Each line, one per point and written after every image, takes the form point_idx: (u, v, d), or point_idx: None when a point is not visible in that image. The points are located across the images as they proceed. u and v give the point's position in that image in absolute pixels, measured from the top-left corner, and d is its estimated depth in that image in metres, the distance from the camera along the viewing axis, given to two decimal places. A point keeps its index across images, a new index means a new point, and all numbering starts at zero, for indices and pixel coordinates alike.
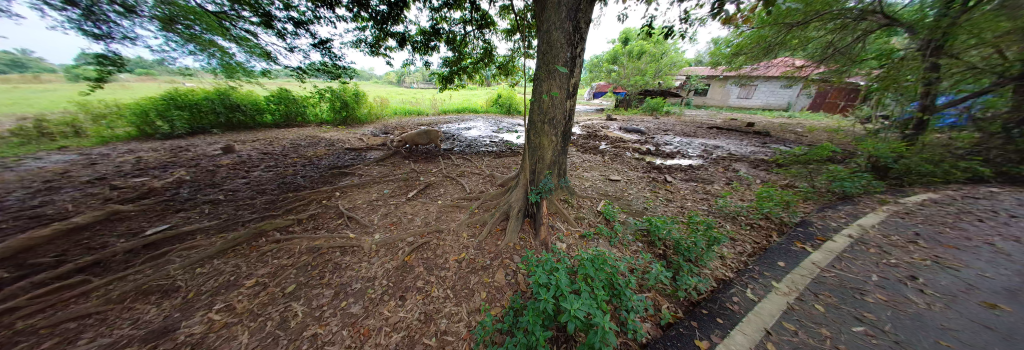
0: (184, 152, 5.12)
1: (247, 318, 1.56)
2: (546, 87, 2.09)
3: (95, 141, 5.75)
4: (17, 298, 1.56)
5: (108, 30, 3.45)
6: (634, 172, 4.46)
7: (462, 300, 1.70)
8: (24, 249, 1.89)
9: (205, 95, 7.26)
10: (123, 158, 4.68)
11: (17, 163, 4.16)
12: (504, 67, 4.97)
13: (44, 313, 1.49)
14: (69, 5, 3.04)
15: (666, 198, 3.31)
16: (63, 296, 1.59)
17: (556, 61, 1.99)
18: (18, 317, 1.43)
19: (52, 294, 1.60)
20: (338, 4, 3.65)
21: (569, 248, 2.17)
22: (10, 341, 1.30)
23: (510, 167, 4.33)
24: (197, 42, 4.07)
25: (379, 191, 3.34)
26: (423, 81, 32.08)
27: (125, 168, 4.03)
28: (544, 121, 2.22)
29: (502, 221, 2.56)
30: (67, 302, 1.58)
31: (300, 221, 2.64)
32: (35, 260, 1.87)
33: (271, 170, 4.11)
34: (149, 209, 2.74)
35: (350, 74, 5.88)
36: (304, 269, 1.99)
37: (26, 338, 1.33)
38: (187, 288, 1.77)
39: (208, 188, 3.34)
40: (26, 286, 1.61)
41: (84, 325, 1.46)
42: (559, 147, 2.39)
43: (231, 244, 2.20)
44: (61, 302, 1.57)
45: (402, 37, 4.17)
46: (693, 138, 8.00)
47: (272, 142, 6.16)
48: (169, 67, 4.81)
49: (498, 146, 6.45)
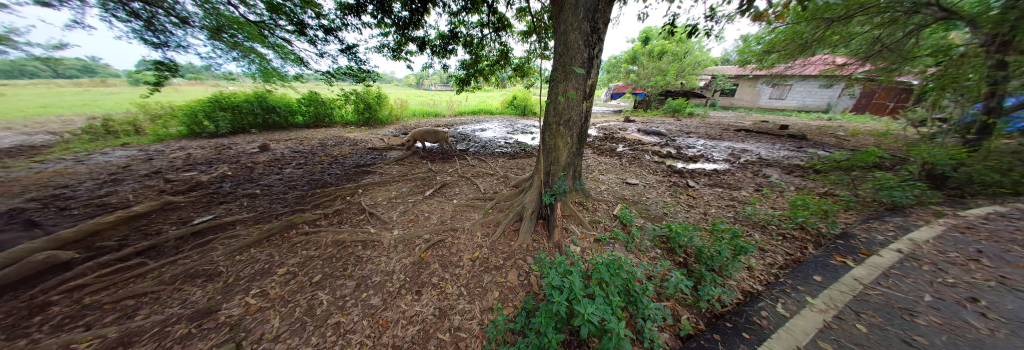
0: (227, 149, 5.63)
1: (279, 303, 1.68)
2: (562, 88, 2.08)
3: (151, 139, 6.48)
4: (85, 277, 1.80)
5: (166, 40, 3.88)
6: (653, 175, 4.31)
7: (475, 298, 1.73)
8: (93, 233, 2.18)
9: (246, 97, 7.89)
10: (175, 154, 5.22)
11: (90, 157, 4.77)
12: (520, 68, 5.04)
13: (107, 290, 1.71)
14: (133, 17, 3.47)
15: (688, 203, 3.16)
16: (124, 276, 1.81)
17: (573, 63, 1.98)
18: (86, 293, 1.66)
19: (113, 274, 1.83)
20: (363, 11, 3.83)
21: (582, 252, 2.14)
22: (81, 313, 1.51)
23: (525, 168, 4.35)
24: (238, 50, 4.45)
25: (397, 190, 3.47)
26: (441, 84, 32.93)
27: (177, 164, 4.51)
28: (559, 122, 2.21)
29: (515, 222, 2.57)
30: (127, 281, 1.80)
31: (326, 216, 2.80)
32: (100, 243, 2.15)
33: (301, 167, 4.41)
34: (196, 200, 3.04)
35: (374, 77, 6.14)
36: (329, 261, 2.11)
37: (92, 312, 1.52)
38: (227, 274, 1.94)
39: (246, 182, 3.65)
40: (93, 266, 1.86)
41: (140, 302, 1.65)
42: (575, 148, 2.36)
43: (267, 234, 2.39)
44: (123, 281, 1.79)
45: (422, 41, 4.30)
46: (718, 141, 7.59)
47: (302, 141, 6.59)
48: (215, 72, 5.29)
49: (513, 147, 6.52)
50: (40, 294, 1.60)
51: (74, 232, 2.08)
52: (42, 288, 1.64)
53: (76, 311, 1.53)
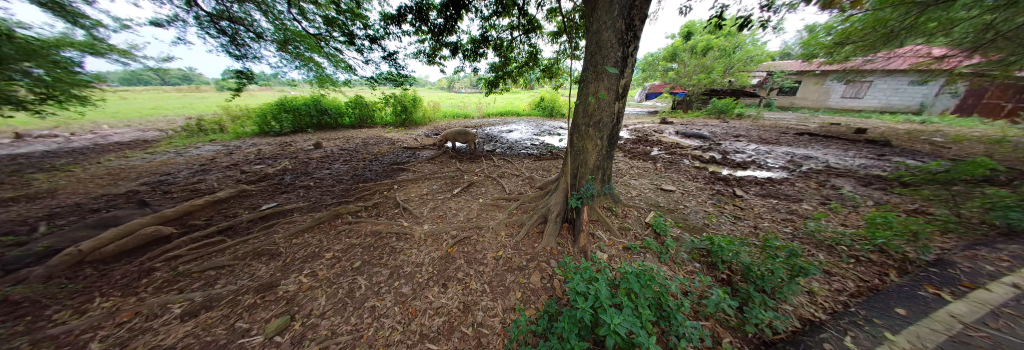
0: (288, 146, 6.49)
1: (325, 284, 1.89)
2: (593, 88, 2.03)
3: (232, 136, 7.73)
4: (178, 249, 2.24)
5: (246, 52, 4.60)
6: (692, 182, 3.96)
7: (498, 296, 1.75)
8: (186, 213, 2.70)
9: (304, 101, 8.97)
10: (249, 149, 6.17)
11: (189, 151, 5.86)
12: (549, 69, 5.05)
13: (194, 261, 2.10)
14: (221, 34, 4.20)
15: (734, 215, 2.84)
16: (207, 250, 2.21)
17: (606, 62, 1.91)
18: (180, 263, 2.06)
19: (199, 249, 2.25)
20: (404, 20, 4.12)
21: (610, 259, 2.05)
22: (175, 279, 1.87)
23: (551, 170, 4.31)
24: (300, 60, 5.10)
25: (428, 187, 3.67)
26: (471, 86, 34.05)
27: (250, 157, 5.32)
28: (589, 123, 2.15)
29: (540, 224, 2.56)
30: (209, 255, 2.19)
31: (366, 208, 3.07)
32: (192, 221, 2.65)
33: (346, 163, 4.90)
34: (264, 189, 3.56)
35: (410, 81, 6.57)
36: (367, 249, 2.31)
37: (184, 278, 1.89)
38: (285, 254, 2.23)
39: (302, 175, 4.17)
40: (185, 241, 2.30)
41: (218, 273, 1.99)
42: (604, 151, 2.27)
43: (318, 222, 2.70)
44: (205, 253, 2.20)
45: (455, 46, 4.49)
46: (774, 146, 6.69)
47: (348, 140, 7.33)
48: (281, 79, 6.11)
49: (539, 148, 6.49)
50: (148, 261, 2.07)
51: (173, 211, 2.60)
52: (150, 256, 2.11)
53: (171, 277, 1.90)
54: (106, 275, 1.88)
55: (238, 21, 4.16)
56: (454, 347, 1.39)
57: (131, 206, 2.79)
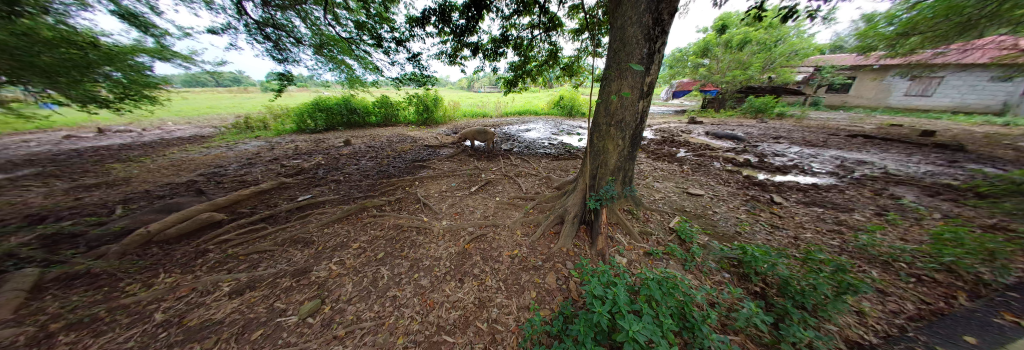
0: (322, 143, 7.01)
1: (352, 272, 2.02)
2: (615, 87, 1.96)
3: (274, 133, 8.52)
4: (228, 233, 2.52)
5: (287, 56, 5.02)
6: (722, 186, 3.69)
7: (513, 294, 1.76)
8: (235, 201, 3.03)
9: (335, 101, 9.63)
10: (289, 145, 6.76)
11: (239, 146, 6.56)
12: (569, 68, 4.97)
13: (241, 245, 2.35)
14: (266, 40, 4.64)
15: (771, 223, 2.60)
16: (251, 236, 2.47)
17: (630, 59, 1.84)
18: (229, 246, 2.33)
19: (245, 234, 2.52)
20: (427, 22, 4.26)
21: (630, 264, 1.97)
22: (226, 260, 2.13)
23: (569, 170, 4.24)
24: (334, 62, 5.48)
25: (447, 184, 3.78)
26: (490, 86, 34.45)
27: (289, 153, 5.82)
28: (610, 123, 2.08)
29: (556, 225, 2.53)
30: (253, 240, 2.44)
31: (389, 202, 3.23)
32: (240, 209, 2.97)
33: (372, 160, 5.19)
34: (300, 182, 3.89)
35: (432, 81, 6.79)
36: (390, 242, 2.43)
37: (232, 260, 2.13)
38: (318, 242, 2.42)
39: (334, 170, 4.49)
40: (234, 227, 2.59)
41: (261, 257, 2.21)
42: (626, 152, 2.19)
43: (346, 214, 2.90)
44: (250, 238, 2.46)
45: (475, 46, 4.56)
46: (821, 149, 6.02)
47: (374, 138, 7.76)
48: (316, 81, 6.60)
49: (557, 148, 6.41)
50: (204, 243, 2.36)
51: (225, 199, 2.93)
52: (205, 239, 2.40)
53: (222, 258, 2.15)
54: (169, 254, 2.18)
55: (281, 28, 4.55)
56: (469, 341, 1.42)
57: (192, 194, 3.18)
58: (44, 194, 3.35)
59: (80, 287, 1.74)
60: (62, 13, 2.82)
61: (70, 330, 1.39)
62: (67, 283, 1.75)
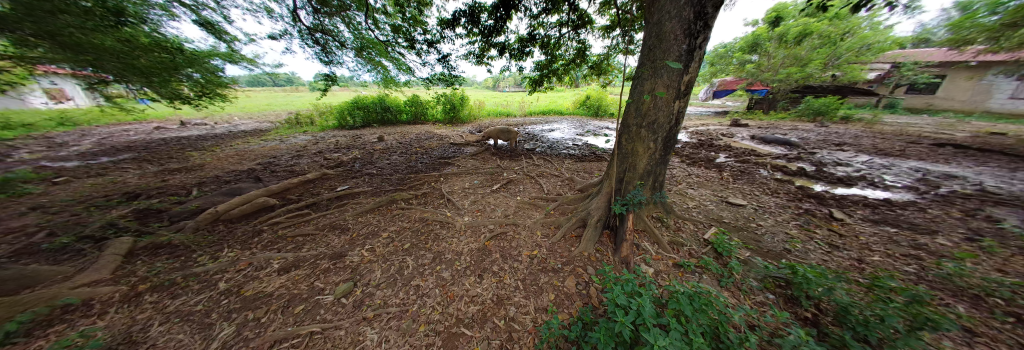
0: (358, 138, 7.60)
1: (381, 259, 2.17)
2: (649, 86, 1.86)
3: (319, 128, 9.43)
4: (279, 216, 2.86)
5: (332, 59, 5.51)
6: (769, 197, 3.31)
7: (532, 295, 1.75)
8: (286, 189, 3.42)
9: (371, 100, 10.37)
10: (331, 140, 7.44)
11: (290, 139, 7.37)
12: (598, 66, 4.80)
13: (289, 227, 2.65)
14: (316, 44, 5.14)
15: (830, 242, 2.27)
16: (298, 220, 2.77)
17: (666, 57, 1.72)
18: (279, 228, 2.63)
19: (293, 218, 2.83)
20: (457, 23, 4.39)
21: (657, 275, 1.85)
22: (277, 240, 2.41)
23: (593, 172, 4.11)
24: (372, 64, 5.90)
25: (471, 181, 3.88)
26: (515, 86, 34.71)
27: (331, 147, 6.40)
28: (641, 124, 1.98)
29: (578, 228, 2.47)
30: (299, 224, 2.73)
31: (416, 196, 3.40)
32: (289, 196, 3.34)
33: (402, 156, 5.50)
34: (339, 173, 4.26)
35: (460, 81, 6.99)
36: (415, 233, 2.56)
37: (281, 241, 2.41)
38: (352, 229, 2.64)
39: (368, 164, 4.85)
40: (285, 211, 2.93)
41: (304, 239, 2.47)
42: (657, 155, 2.06)
43: (378, 205, 3.11)
44: (296, 221, 2.76)
45: (502, 46, 4.59)
46: (898, 159, 5.11)
47: (404, 135, 8.23)
48: (356, 81, 7.17)
49: (581, 149, 6.24)
50: (260, 223, 2.70)
51: (277, 187, 3.31)
52: (261, 220, 2.75)
53: (274, 238, 2.44)
54: (233, 231, 2.54)
55: (328, 33, 5.01)
56: (486, 336, 1.45)
57: (252, 181, 3.65)
58: (142, 176, 4.08)
59: (163, 255, 2.14)
60: (154, 22, 3.35)
61: (154, 291, 1.73)
62: (154, 251, 2.18)
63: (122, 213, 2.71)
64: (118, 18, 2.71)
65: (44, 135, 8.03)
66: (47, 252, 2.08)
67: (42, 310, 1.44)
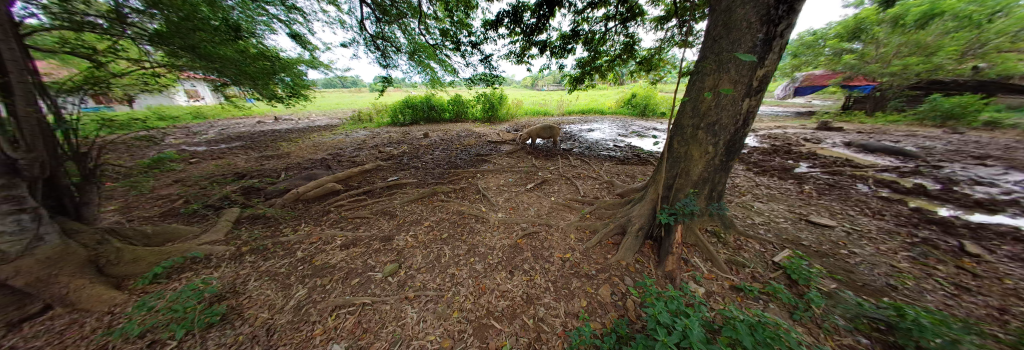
0: (407, 134, 8.35)
1: (422, 246, 2.36)
2: (710, 83, 1.65)
3: (375, 125, 10.63)
4: (343, 199, 3.32)
5: (388, 62, 6.13)
6: (870, 218, 2.65)
7: (562, 298, 1.72)
8: (349, 177, 3.96)
9: (419, 99, 11.28)
10: (384, 135, 8.32)
11: (352, 134, 8.46)
12: (647, 61, 4.42)
13: (350, 210, 3.06)
14: (377, 50, 5.81)
15: (969, 282, 1.71)
16: (357, 204, 3.18)
17: (736, 49, 1.50)
18: (343, 210, 3.05)
19: (353, 202, 3.25)
20: (500, 24, 4.49)
21: (709, 296, 1.64)
22: (340, 221, 2.81)
23: (635, 176, 3.83)
24: (422, 67, 6.42)
25: (506, 179, 3.96)
26: (555, 84, 34.44)
27: (384, 141, 7.18)
28: (698, 125, 1.77)
29: (616, 235, 2.33)
30: (358, 207, 3.13)
31: (455, 190, 3.60)
32: (351, 183, 3.86)
33: (443, 151, 5.88)
34: (390, 165, 4.76)
35: (499, 80, 7.14)
36: (453, 225, 2.71)
37: (344, 221, 2.79)
38: (400, 216, 2.92)
39: (414, 158, 5.30)
40: (347, 195, 3.39)
41: (361, 221, 2.82)
42: (716, 161, 1.83)
43: (421, 196, 3.39)
44: (356, 205, 3.17)
45: (543, 44, 4.53)
46: None
47: (446, 132, 8.77)
48: (407, 83, 7.90)
49: (623, 151, 5.85)
50: (329, 205, 3.18)
51: (342, 174, 3.85)
52: (330, 202, 3.23)
53: (338, 219, 2.85)
54: (309, 210, 3.04)
55: (387, 39, 5.61)
56: (514, 333, 1.47)
57: (323, 168, 4.32)
58: (248, 161, 5.15)
59: (260, 224, 2.69)
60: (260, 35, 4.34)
61: (253, 253, 2.19)
62: (253, 220, 2.75)
63: (233, 189, 3.47)
64: (235, 33, 3.54)
65: (188, 127, 10.65)
66: (185, 215, 2.80)
67: (177, 259, 2.01)
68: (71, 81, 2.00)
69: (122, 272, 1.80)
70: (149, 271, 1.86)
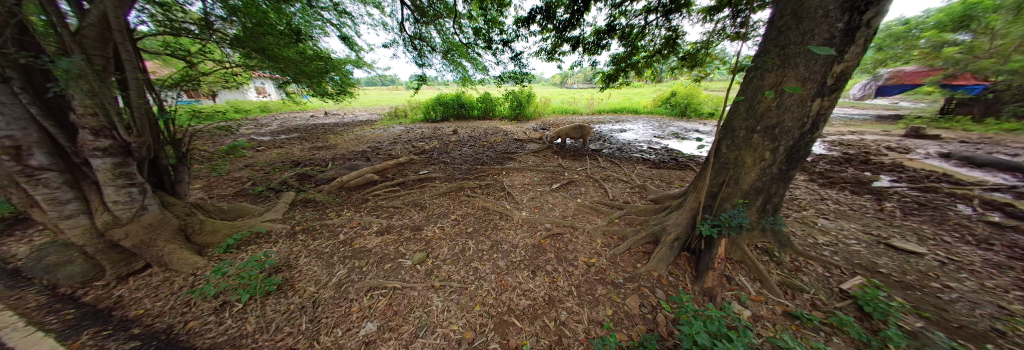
0: (437, 130, 8.72)
1: (448, 238, 2.45)
2: (772, 80, 1.46)
3: (409, 120, 11.28)
4: (380, 189, 3.58)
5: (424, 62, 6.42)
6: (983, 247, 2.13)
7: (586, 303, 1.66)
8: (385, 169, 4.25)
9: (450, 97, 11.71)
10: (417, 130, 8.80)
11: (389, 129, 9.07)
12: (691, 56, 4.04)
13: (385, 200, 3.29)
14: (414, 50, 6.14)
15: None
16: (391, 195, 3.40)
17: (808, 40, 1.29)
18: (379, 199, 3.29)
19: (388, 192, 3.49)
20: (532, 21, 4.44)
21: (757, 320, 1.47)
22: (377, 209, 3.03)
23: (671, 181, 3.56)
24: (454, 65, 6.64)
25: (531, 178, 3.93)
26: (586, 82, 33.39)
27: (416, 136, 7.58)
28: (753, 128, 1.58)
29: (648, 244, 2.19)
30: (392, 198, 3.34)
31: (481, 186, 3.67)
32: (386, 174, 4.14)
33: (471, 148, 6.04)
34: (421, 159, 5.02)
35: (528, 78, 7.09)
36: (478, 220, 2.77)
37: (380, 210, 3.01)
38: (429, 208, 3.07)
39: (444, 153, 5.51)
40: (383, 186, 3.65)
41: (394, 211, 3.01)
42: (774, 169, 1.61)
43: (449, 190, 3.51)
44: (391, 195, 3.40)
45: (576, 40, 4.38)
46: None
47: (474, 129, 8.98)
48: (439, 81, 8.23)
49: (658, 153, 5.47)
50: (367, 193, 3.45)
51: (379, 166, 4.15)
52: (368, 191, 3.51)
53: (375, 207, 3.08)
54: (350, 197, 3.34)
55: (423, 39, 5.89)
56: (535, 333, 1.46)
57: (363, 160, 4.70)
58: (302, 150, 5.80)
59: (311, 207, 3.02)
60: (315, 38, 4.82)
61: (305, 233, 2.47)
62: (305, 203, 3.10)
63: (290, 175, 3.94)
64: (296, 36, 3.97)
65: (257, 119, 12.31)
66: (252, 195, 3.24)
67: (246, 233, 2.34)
68: (171, 79, 2.42)
69: (204, 241, 2.18)
70: (225, 241, 2.21)
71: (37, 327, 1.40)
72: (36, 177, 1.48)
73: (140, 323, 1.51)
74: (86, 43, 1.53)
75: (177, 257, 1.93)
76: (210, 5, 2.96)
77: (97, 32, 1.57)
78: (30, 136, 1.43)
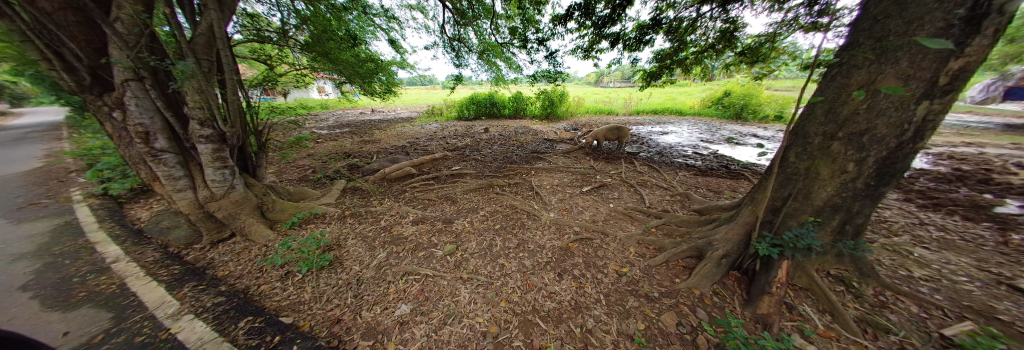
0: (469, 128, 9.02)
1: (477, 233, 2.52)
2: (861, 79, 1.23)
3: (443, 118, 11.83)
4: (416, 182, 3.82)
5: (460, 62, 6.67)
6: None
7: (615, 313, 1.59)
8: (421, 163, 4.52)
9: (482, 96, 12.01)
10: (450, 128, 9.21)
11: (425, 126, 9.63)
12: (752, 51, 3.59)
13: (422, 192, 3.51)
14: (452, 50, 6.41)
15: None
16: (427, 187, 3.61)
17: (915, 29, 1.06)
18: (416, 191, 3.52)
19: (424, 185, 3.71)
20: (570, 18, 4.34)
21: None
22: (414, 200, 3.24)
23: (720, 191, 3.22)
24: (489, 65, 6.78)
25: (562, 179, 3.86)
26: (622, 81, 31.84)
27: (450, 133, 7.92)
28: (833, 135, 1.35)
29: (689, 258, 2.02)
30: (427, 190, 3.55)
31: (511, 185, 3.70)
32: (422, 168, 4.40)
33: (501, 146, 6.12)
34: (454, 156, 5.23)
35: (562, 77, 6.96)
36: (506, 218, 2.80)
37: (416, 201, 3.22)
38: (460, 202, 3.19)
39: (475, 151, 5.68)
40: (420, 179, 3.88)
41: (429, 202, 3.20)
42: (858, 184, 1.37)
43: (479, 186, 3.62)
44: (426, 188, 3.61)
45: (616, 37, 4.17)
46: None
47: (504, 128, 9.09)
48: (472, 81, 8.50)
49: (704, 159, 4.99)
50: (405, 185, 3.71)
51: (417, 161, 4.42)
52: (406, 182, 3.77)
53: (412, 198, 3.30)
54: (391, 187, 3.62)
55: (461, 40, 6.12)
56: (559, 337, 1.43)
57: (403, 154, 5.05)
58: (352, 143, 6.43)
59: (358, 194, 3.34)
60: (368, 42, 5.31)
61: (353, 217, 2.74)
62: (354, 191, 3.44)
63: (342, 165, 4.40)
64: (352, 40, 4.41)
65: (317, 115, 13.97)
66: (311, 181, 3.70)
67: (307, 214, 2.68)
68: (256, 79, 2.86)
69: (275, 218, 2.55)
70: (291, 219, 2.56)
71: (154, 277, 1.77)
72: (159, 157, 1.87)
73: (225, 282, 1.82)
74: (197, 50, 1.88)
75: (255, 229, 2.29)
76: (287, 15, 3.44)
77: (205, 40, 1.91)
78: (155, 124, 1.83)
